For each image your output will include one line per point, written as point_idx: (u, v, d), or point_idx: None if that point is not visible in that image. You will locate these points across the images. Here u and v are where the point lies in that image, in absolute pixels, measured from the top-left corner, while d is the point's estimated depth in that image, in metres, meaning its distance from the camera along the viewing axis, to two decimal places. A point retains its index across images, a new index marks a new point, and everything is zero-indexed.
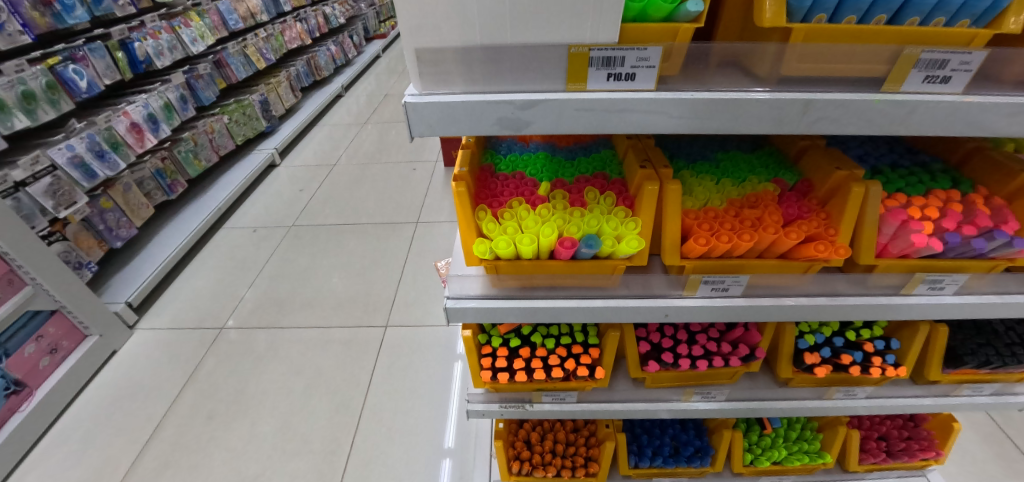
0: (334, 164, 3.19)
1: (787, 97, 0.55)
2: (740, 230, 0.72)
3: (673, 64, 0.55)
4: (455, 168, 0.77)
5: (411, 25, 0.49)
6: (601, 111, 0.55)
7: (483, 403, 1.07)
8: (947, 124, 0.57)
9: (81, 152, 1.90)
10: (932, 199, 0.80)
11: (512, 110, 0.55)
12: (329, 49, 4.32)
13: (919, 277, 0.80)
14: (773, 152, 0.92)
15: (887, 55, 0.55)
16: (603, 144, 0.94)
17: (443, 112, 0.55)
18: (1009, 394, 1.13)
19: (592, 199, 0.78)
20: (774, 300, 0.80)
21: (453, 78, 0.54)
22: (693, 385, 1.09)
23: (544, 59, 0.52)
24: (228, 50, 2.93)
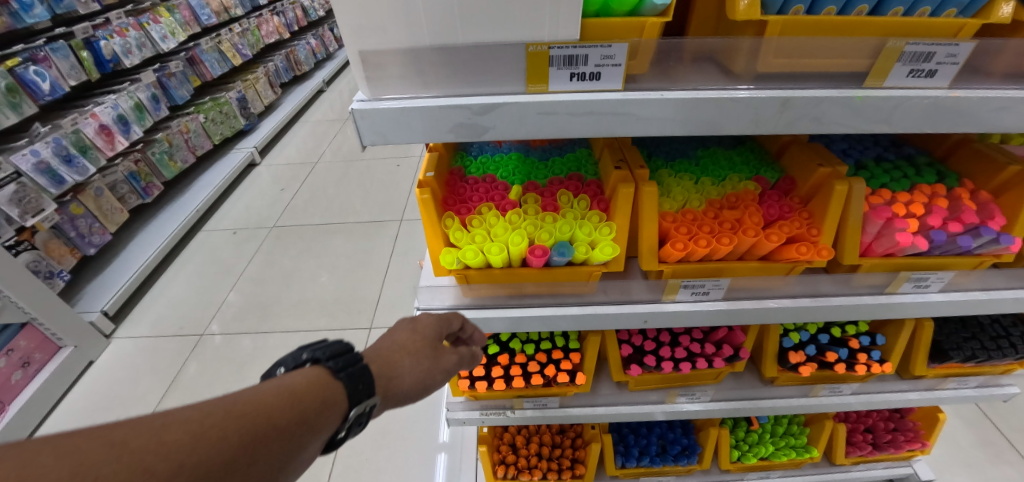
0: (316, 162, 3.11)
1: (764, 96, 0.51)
2: (719, 233, 0.69)
3: (641, 61, 0.51)
4: (421, 173, 0.73)
5: (352, 26, 0.45)
6: (567, 115, 0.51)
7: (463, 411, 1.04)
8: (932, 121, 0.54)
9: (47, 157, 1.82)
10: (917, 195, 0.78)
11: (469, 115, 0.51)
12: (308, 43, 4.21)
13: (903, 276, 0.78)
14: (755, 148, 0.89)
15: (869, 49, 0.51)
16: (579, 143, 0.91)
17: (394, 118, 0.50)
18: (995, 385, 1.12)
19: (566, 202, 0.75)
20: (756, 304, 0.78)
21: (406, 82, 0.50)
22: (678, 387, 1.07)
23: (501, 60, 0.48)
24: (201, 46, 2.82)
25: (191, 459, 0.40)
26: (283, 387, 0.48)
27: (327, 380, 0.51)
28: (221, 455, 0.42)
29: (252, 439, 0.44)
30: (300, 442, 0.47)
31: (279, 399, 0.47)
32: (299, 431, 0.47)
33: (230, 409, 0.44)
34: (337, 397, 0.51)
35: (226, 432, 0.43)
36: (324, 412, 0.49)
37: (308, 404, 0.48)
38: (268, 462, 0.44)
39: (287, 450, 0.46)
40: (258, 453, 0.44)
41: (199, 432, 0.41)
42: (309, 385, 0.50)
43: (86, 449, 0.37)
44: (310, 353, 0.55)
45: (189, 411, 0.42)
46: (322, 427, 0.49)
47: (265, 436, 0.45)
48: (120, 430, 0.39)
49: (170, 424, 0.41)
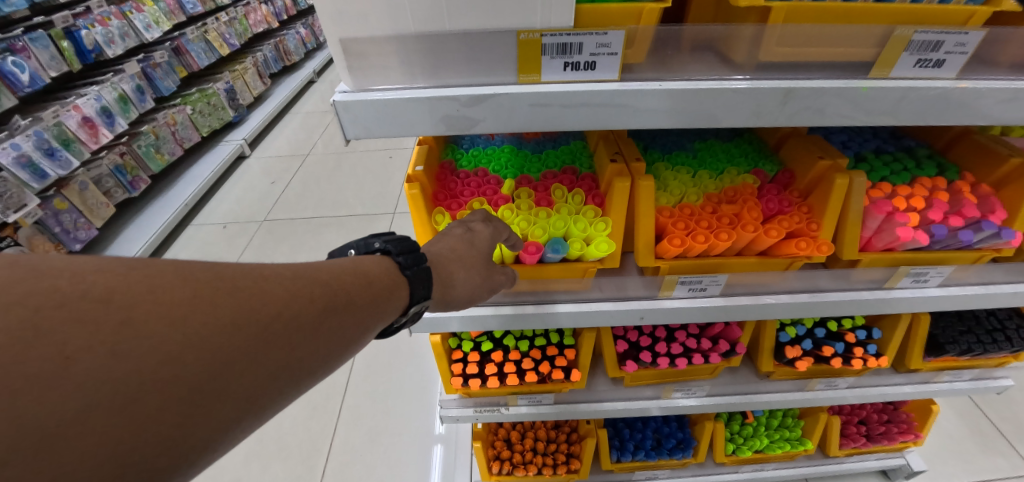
0: (307, 154, 3.06)
1: (765, 86, 0.49)
2: (717, 228, 0.67)
3: (637, 50, 0.48)
4: (410, 167, 0.71)
5: (331, 12, 0.42)
6: (560, 107, 0.48)
7: (457, 409, 1.02)
8: (938, 112, 0.53)
9: (28, 151, 1.78)
10: (918, 188, 0.77)
11: (458, 107, 0.48)
12: (298, 32, 4.13)
13: (903, 271, 0.77)
14: (753, 140, 0.87)
15: (876, 37, 0.49)
16: (573, 136, 0.88)
17: (378, 111, 0.48)
18: (989, 378, 1.12)
19: (560, 197, 0.73)
20: (754, 299, 0.76)
21: (390, 73, 0.47)
22: (674, 382, 1.06)
23: (490, 48, 0.46)
24: (187, 36, 2.75)
25: (289, 309, 0.40)
26: (354, 272, 0.47)
27: (391, 273, 0.50)
28: (307, 315, 0.41)
29: (334, 308, 0.44)
30: (369, 324, 0.47)
31: (354, 278, 0.47)
32: (369, 313, 0.47)
33: (315, 277, 0.44)
34: (400, 289, 0.50)
35: (313, 295, 0.43)
36: (393, 300, 0.49)
37: (379, 289, 0.48)
38: (346, 332, 0.45)
39: (359, 328, 0.46)
40: (337, 322, 0.44)
41: (290, 289, 0.41)
42: (378, 272, 0.49)
43: (199, 279, 0.37)
44: (383, 242, 0.53)
45: (282, 269, 0.42)
46: (388, 312, 0.49)
47: (347, 305, 0.45)
48: (226, 270, 0.39)
49: (268, 277, 0.41)
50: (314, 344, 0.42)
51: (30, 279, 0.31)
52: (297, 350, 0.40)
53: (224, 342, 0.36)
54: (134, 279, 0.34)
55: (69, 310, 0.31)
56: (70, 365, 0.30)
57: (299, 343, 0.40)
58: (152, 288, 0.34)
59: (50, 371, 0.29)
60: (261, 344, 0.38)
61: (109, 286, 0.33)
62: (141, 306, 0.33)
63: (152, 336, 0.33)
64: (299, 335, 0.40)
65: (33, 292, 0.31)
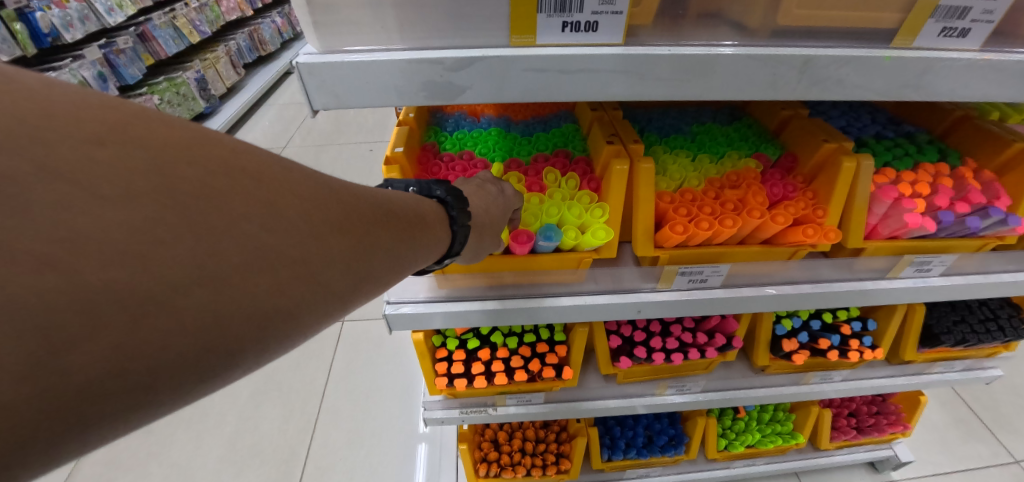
0: (283, 146, 2.93)
1: (781, 53, 0.44)
2: (721, 215, 0.63)
3: (645, 9, 0.43)
4: (389, 148, 0.65)
5: None
6: (557, 74, 0.43)
7: (442, 410, 0.96)
8: (961, 87, 0.49)
9: None
10: (922, 174, 0.74)
11: (441, 71, 0.42)
12: (275, 21, 3.98)
13: (907, 260, 0.74)
14: (753, 123, 0.83)
15: (901, 2, 0.44)
16: (565, 117, 0.83)
17: (352, 76, 0.42)
18: (979, 368, 1.12)
19: (553, 181, 0.67)
20: (756, 290, 0.72)
21: (363, 31, 0.41)
22: (669, 378, 1.02)
23: (478, 3, 0.40)
24: (153, 22, 2.60)
25: (369, 231, 0.37)
26: (413, 212, 0.44)
27: (439, 229, 0.46)
28: (379, 240, 0.38)
29: (398, 239, 0.40)
30: (415, 264, 0.43)
31: (416, 215, 0.44)
32: (420, 252, 0.43)
33: (387, 206, 0.41)
34: (439, 247, 0.47)
35: (388, 221, 0.40)
36: (438, 243, 0.46)
37: (432, 233, 0.45)
38: (407, 259, 0.42)
39: (411, 263, 0.43)
40: (399, 254, 0.40)
41: (374, 212, 0.39)
42: (433, 218, 0.46)
43: (317, 184, 0.35)
44: (446, 192, 0.49)
45: (365, 190, 0.40)
46: (432, 254, 0.46)
47: (413, 234, 0.42)
48: (327, 179, 0.36)
49: (356, 197, 0.38)
50: (379, 267, 0.38)
51: (201, 145, 0.29)
52: (372, 269, 0.38)
53: (317, 248, 0.33)
54: (276, 167, 0.32)
55: (235, 179, 0.29)
56: (233, 229, 0.28)
57: (368, 265, 0.37)
58: (289, 181, 0.33)
59: (219, 229, 0.28)
60: (341, 258, 0.34)
61: (261, 168, 0.31)
62: (286, 195, 0.32)
63: (287, 223, 0.31)
64: (370, 256, 0.37)
65: (205, 157, 0.29)
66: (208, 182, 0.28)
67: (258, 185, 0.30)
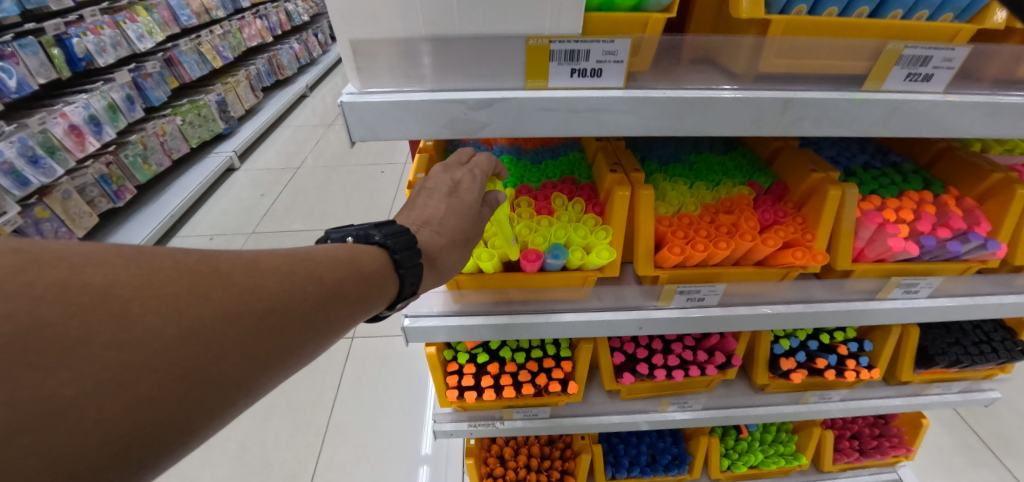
0: (297, 168, 2.97)
1: (765, 96, 0.50)
2: (716, 237, 0.68)
3: (642, 59, 0.49)
4: (412, 173, 0.71)
5: (342, 12, 0.43)
6: (566, 112, 0.49)
7: (451, 423, 1.00)
8: (929, 124, 0.54)
9: (10, 158, 1.73)
10: (906, 201, 0.79)
11: (465, 110, 0.49)
12: (292, 47, 4.15)
13: (894, 282, 0.78)
14: (747, 153, 0.89)
15: (869, 51, 0.50)
16: (571, 147, 0.90)
17: (388, 113, 0.48)
18: (977, 390, 1.14)
19: (560, 205, 0.73)
20: (751, 309, 0.76)
21: (399, 74, 0.48)
22: (670, 395, 1.05)
23: (498, 52, 0.47)
24: (179, 48, 2.73)
25: (278, 305, 0.41)
26: (340, 276, 0.47)
27: (375, 287, 0.50)
28: (291, 315, 0.42)
29: (319, 309, 0.44)
30: (352, 323, 0.48)
31: (342, 275, 0.47)
32: (353, 312, 0.47)
33: (301, 278, 0.44)
34: (381, 303, 0.51)
35: (303, 292, 0.43)
36: (376, 300, 0.50)
37: (364, 292, 0.48)
38: (334, 319, 0.45)
39: (344, 321, 0.47)
40: (324, 321, 0.45)
41: (284, 284, 0.42)
42: (369, 273, 0.49)
43: (192, 275, 0.37)
44: (384, 236, 0.51)
45: (275, 262, 0.43)
46: (372, 305, 0.49)
47: (336, 296, 0.46)
48: (220, 263, 0.39)
49: (261, 274, 0.41)
50: (303, 338, 0.43)
51: (28, 277, 0.31)
52: (286, 343, 0.41)
53: (211, 340, 0.36)
54: (130, 271, 0.35)
55: (73, 302, 0.32)
56: (78, 348, 0.31)
57: (287, 340, 0.42)
58: (150, 282, 0.35)
59: (61, 352, 0.31)
60: (249, 342, 0.39)
61: (110, 279, 0.34)
62: (138, 298, 0.34)
63: (149, 323, 0.34)
64: (286, 330, 0.41)
65: (35, 289, 0.31)
66: (40, 312, 0.31)
67: (104, 300, 0.33)
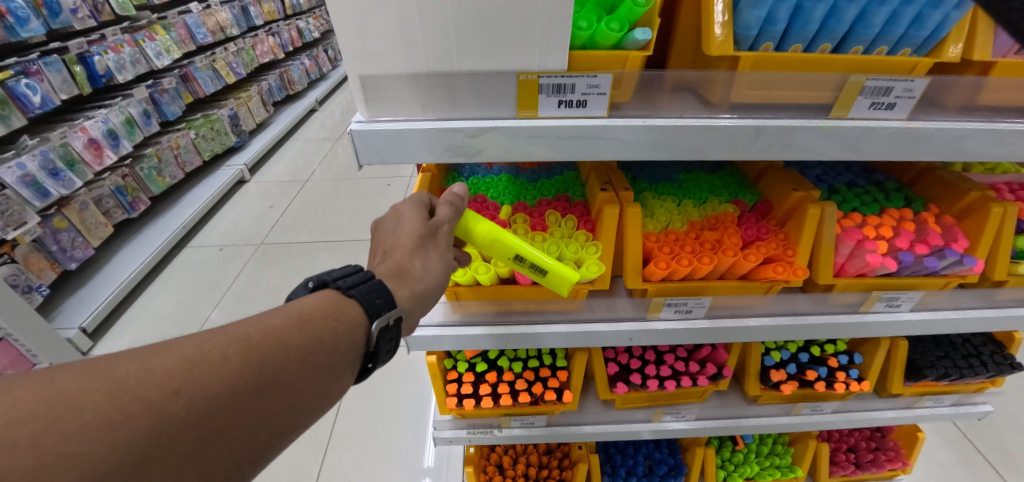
0: (306, 180, 3.04)
1: (738, 124, 0.54)
2: (700, 253, 0.72)
3: (624, 90, 0.54)
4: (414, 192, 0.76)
5: (353, 51, 0.48)
6: (554, 139, 0.54)
7: (451, 430, 1.03)
8: (896, 149, 0.58)
9: (33, 171, 1.77)
10: (886, 219, 0.82)
11: (463, 137, 0.53)
12: (302, 63, 4.27)
13: (875, 295, 0.81)
14: (734, 172, 0.93)
15: (833, 83, 0.55)
16: (567, 167, 0.94)
17: (392, 140, 0.53)
18: (970, 404, 1.16)
19: (554, 222, 0.78)
20: (737, 321, 0.80)
21: (403, 105, 0.53)
22: (664, 405, 1.08)
23: (492, 86, 0.51)
24: (195, 64, 2.83)
25: (192, 382, 0.39)
26: (275, 327, 0.46)
27: (333, 324, 0.49)
28: (230, 384, 0.41)
29: (261, 365, 0.43)
30: (324, 360, 0.47)
31: (267, 333, 0.45)
32: (314, 352, 0.47)
33: (219, 345, 0.42)
34: (360, 335, 0.51)
35: (226, 355, 0.42)
36: (338, 332, 0.49)
37: (313, 329, 0.47)
38: (270, 379, 0.43)
39: (308, 363, 0.46)
40: (278, 373, 0.44)
41: (197, 359, 0.40)
42: (308, 313, 0.48)
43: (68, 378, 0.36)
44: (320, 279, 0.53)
45: (186, 338, 0.41)
46: (319, 355, 0.47)
47: (267, 355, 0.44)
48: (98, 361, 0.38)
49: (172, 355, 0.40)
50: (265, 402, 0.43)
51: None
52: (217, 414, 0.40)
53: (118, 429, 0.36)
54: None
55: None
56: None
57: (245, 409, 0.41)
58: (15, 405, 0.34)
59: None
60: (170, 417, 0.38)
61: None
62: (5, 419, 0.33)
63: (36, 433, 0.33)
64: (236, 402, 0.41)
65: None
66: None
67: None
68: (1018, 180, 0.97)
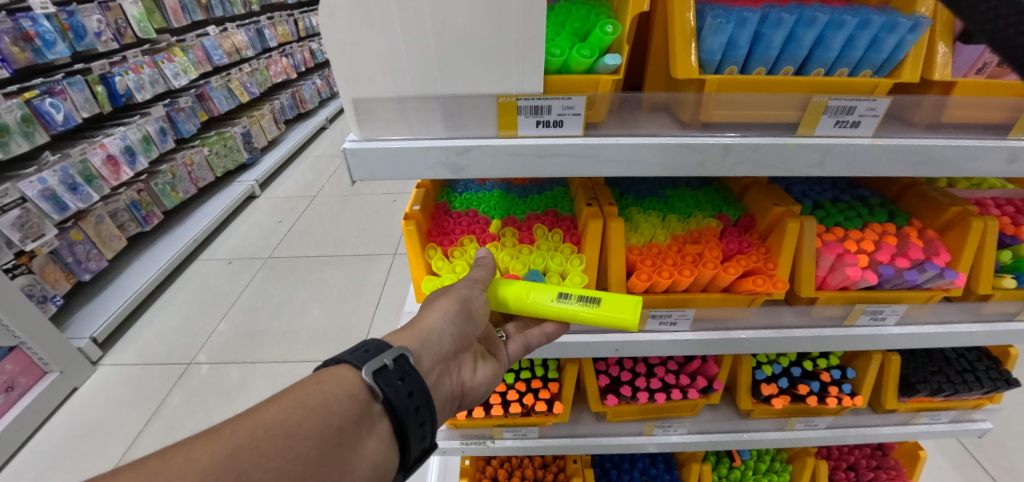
0: (314, 196, 3.11)
1: (706, 142, 0.57)
2: (681, 265, 0.74)
3: (598, 111, 0.57)
4: (408, 207, 0.80)
5: (347, 77, 0.52)
6: (533, 156, 0.57)
7: (445, 440, 1.05)
8: (865, 166, 0.60)
9: (53, 185, 1.84)
10: (869, 233, 0.84)
11: (448, 155, 0.57)
12: (314, 83, 4.40)
13: (859, 308, 0.82)
14: (720, 188, 0.96)
15: (797, 103, 0.58)
16: (557, 182, 0.98)
17: (383, 157, 0.57)
18: (968, 421, 1.15)
19: (541, 235, 0.81)
20: (722, 334, 0.82)
21: (392, 125, 0.57)
22: (655, 418, 1.09)
23: (475, 107, 0.55)
24: (210, 84, 2.94)
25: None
26: (252, 415, 0.44)
27: (320, 391, 0.48)
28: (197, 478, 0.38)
29: (233, 454, 0.40)
30: (321, 427, 0.46)
31: (247, 423, 0.43)
32: (303, 422, 0.45)
33: (183, 449, 0.40)
34: (358, 390, 0.50)
35: (193, 456, 0.39)
36: (322, 395, 0.48)
37: (296, 401, 0.46)
38: (264, 465, 0.41)
39: (297, 437, 0.44)
40: (264, 456, 0.42)
41: (167, 471, 0.38)
42: (287, 392, 0.47)
43: None
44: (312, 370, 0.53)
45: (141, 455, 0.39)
46: (313, 424, 0.46)
47: (252, 443, 0.42)
48: None
49: (129, 469, 0.37)
50: None
51: None
52: None
53: None
54: None
55: None
56: None
57: None
58: None
59: None
60: None
61: None
62: None
63: None
64: None
65: None
66: None
67: None
68: (1004, 196, 0.98)
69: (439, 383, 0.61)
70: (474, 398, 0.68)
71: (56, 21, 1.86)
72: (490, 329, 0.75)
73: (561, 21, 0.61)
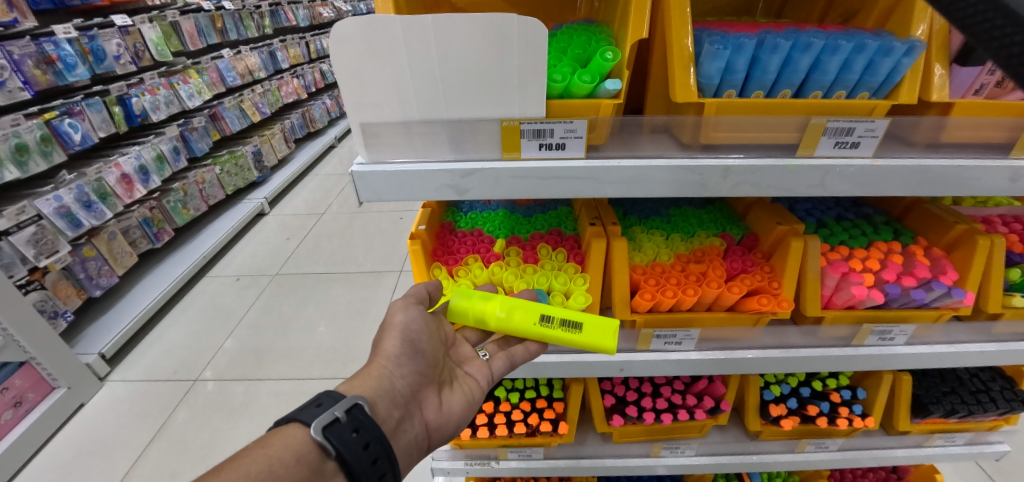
0: (322, 213, 3.14)
1: (706, 164, 0.58)
2: (685, 285, 0.74)
3: (599, 134, 0.58)
4: (414, 227, 0.82)
5: (355, 103, 0.54)
6: (535, 178, 0.58)
7: (449, 461, 1.04)
8: (867, 186, 0.61)
9: (68, 203, 1.88)
10: (874, 251, 0.84)
11: (453, 178, 0.58)
12: (324, 103, 4.50)
13: (867, 328, 0.81)
14: (723, 207, 0.97)
15: (796, 125, 0.59)
16: (561, 203, 0.99)
17: (388, 180, 0.58)
18: (984, 443, 1.12)
19: (545, 254, 0.81)
20: (728, 353, 0.81)
21: (399, 149, 0.58)
22: (662, 440, 1.07)
23: (478, 131, 0.57)
24: (223, 105, 3.01)
25: None
26: None
27: (266, 455, 0.49)
28: None
29: None
30: None
31: None
32: None
33: None
34: (307, 450, 0.51)
35: None
36: (268, 463, 0.48)
37: (241, 471, 0.47)
38: None
39: None
40: None
41: None
42: (231, 462, 0.48)
43: None
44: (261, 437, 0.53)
45: None
46: None
47: None
48: None
49: None
50: None
51: None
52: None
53: None
54: None
55: None
56: None
57: None
58: None
59: None
60: None
61: None
62: None
63: None
64: None
65: None
66: None
67: None
68: (1011, 213, 0.98)
69: (400, 428, 0.62)
70: (446, 434, 0.68)
71: (77, 45, 1.93)
72: (463, 353, 0.75)
73: (562, 47, 0.63)
